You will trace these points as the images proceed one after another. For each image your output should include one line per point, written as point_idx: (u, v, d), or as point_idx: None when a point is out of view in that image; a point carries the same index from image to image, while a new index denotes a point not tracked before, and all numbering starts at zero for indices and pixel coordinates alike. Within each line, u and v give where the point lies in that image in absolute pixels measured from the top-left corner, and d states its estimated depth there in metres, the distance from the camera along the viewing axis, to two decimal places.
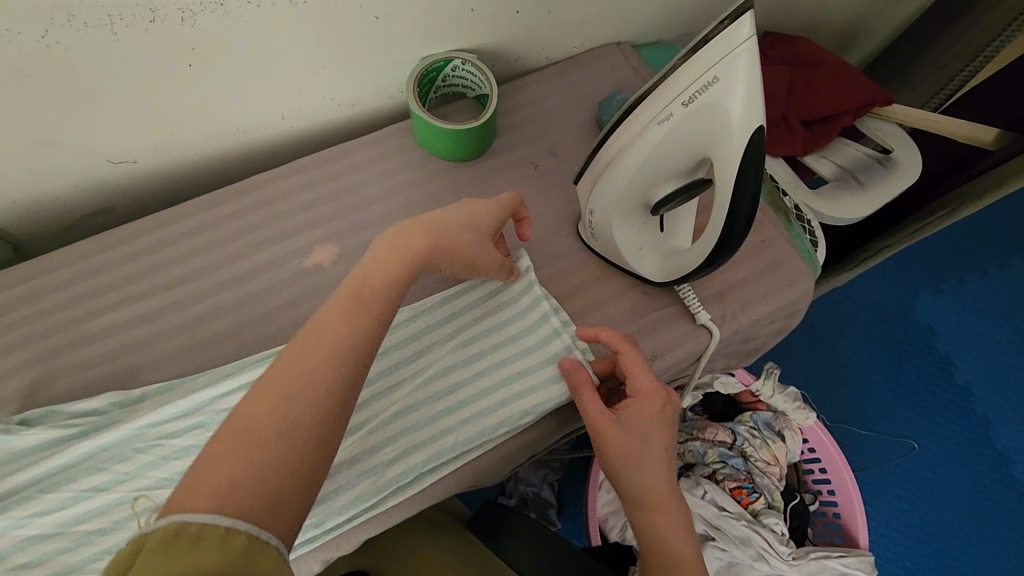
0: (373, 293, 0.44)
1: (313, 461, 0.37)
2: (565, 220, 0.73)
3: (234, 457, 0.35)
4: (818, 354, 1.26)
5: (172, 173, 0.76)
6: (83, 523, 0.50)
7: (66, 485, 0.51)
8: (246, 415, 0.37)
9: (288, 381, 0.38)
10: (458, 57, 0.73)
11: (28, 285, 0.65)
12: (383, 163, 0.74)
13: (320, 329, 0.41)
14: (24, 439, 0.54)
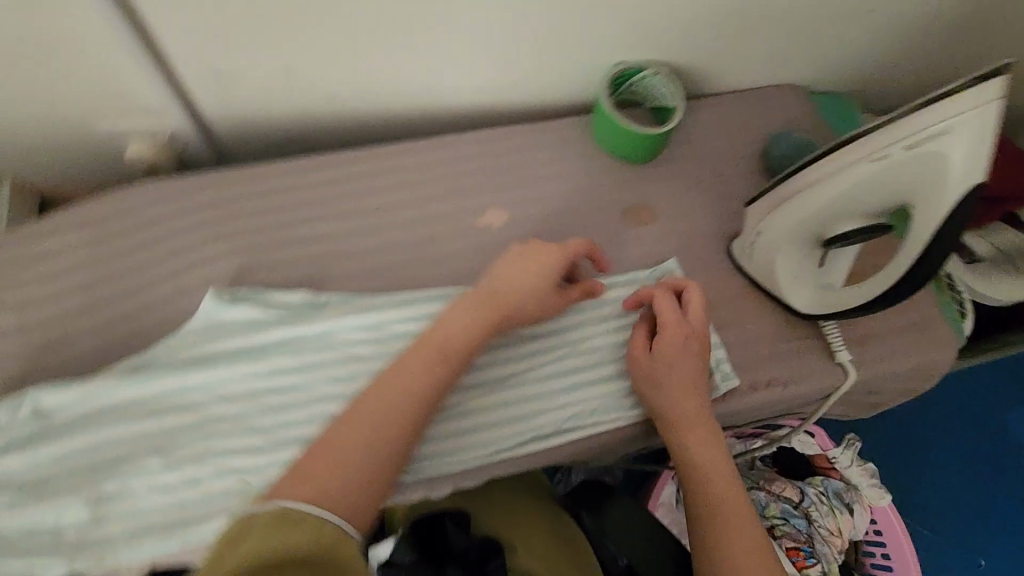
0: (427, 372, 0.56)
1: (392, 454, 0.51)
2: (719, 236, 0.76)
3: (327, 486, 0.47)
4: (901, 438, 1.22)
5: (369, 117, 0.84)
6: (278, 393, 0.61)
7: (267, 358, 0.61)
8: (332, 433, 0.51)
9: (364, 413, 0.52)
10: (651, 69, 0.78)
11: (237, 182, 0.72)
12: (560, 146, 0.79)
13: (384, 399, 0.53)
14: (234, 312, 0.63)
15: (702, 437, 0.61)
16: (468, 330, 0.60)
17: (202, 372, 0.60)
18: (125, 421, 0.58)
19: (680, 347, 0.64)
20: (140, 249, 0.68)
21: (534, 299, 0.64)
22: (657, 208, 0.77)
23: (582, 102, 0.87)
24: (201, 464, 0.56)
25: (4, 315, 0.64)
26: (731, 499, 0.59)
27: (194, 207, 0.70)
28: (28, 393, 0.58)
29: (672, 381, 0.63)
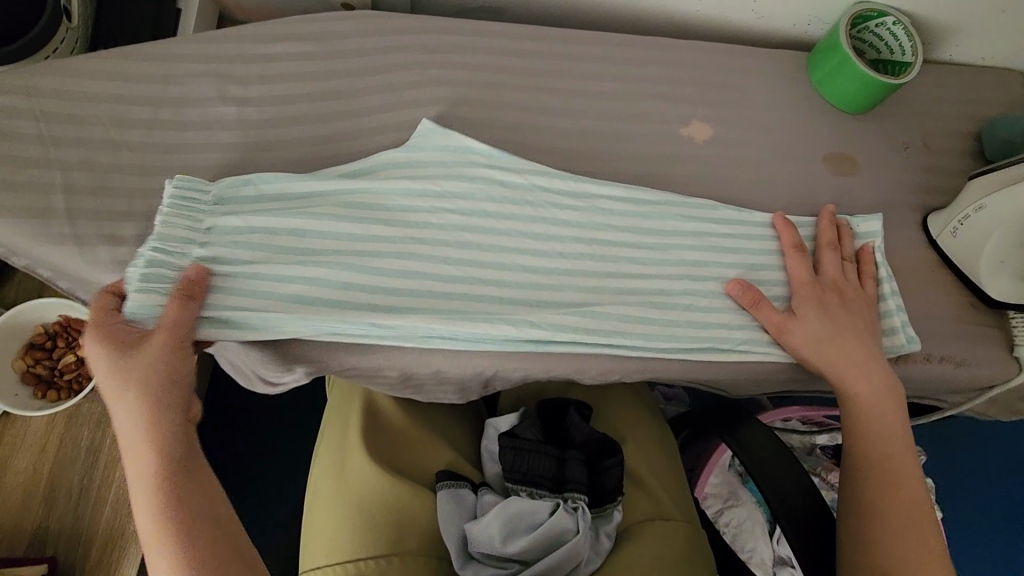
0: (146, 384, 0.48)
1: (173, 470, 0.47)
2: (916, 206, 0.74)
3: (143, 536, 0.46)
4: (968, 464, 1.21)
5: (578, 2, 0.81)
6: (480, 234, 0.63)
7: (477, 199, 0.63)
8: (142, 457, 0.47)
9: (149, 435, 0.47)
10: (894, 15, 0.73)
11: (454, 33, 0.71)
12: (774, 77, 0.76)
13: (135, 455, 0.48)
14: (455, 146, 0.65)
15: (873, 394, 0.62)
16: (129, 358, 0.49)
17: (401, 197, 0.62)
18: (327, 220, 0.60)
19: (828, 310, 0.64)
20: (356, 77, 0.68)
21: (114, 363, 0.49)
22: (858, 162, 0.75)
23: (797, 38, 0.83)
24: (391, 279, 0.60)
25: (225, 105, 0.64)
26: (895, 444, 0.61)
27: (410, 47, 0.69)
28: (255, 176, 0.61)
29: (831, 329, 0.63)
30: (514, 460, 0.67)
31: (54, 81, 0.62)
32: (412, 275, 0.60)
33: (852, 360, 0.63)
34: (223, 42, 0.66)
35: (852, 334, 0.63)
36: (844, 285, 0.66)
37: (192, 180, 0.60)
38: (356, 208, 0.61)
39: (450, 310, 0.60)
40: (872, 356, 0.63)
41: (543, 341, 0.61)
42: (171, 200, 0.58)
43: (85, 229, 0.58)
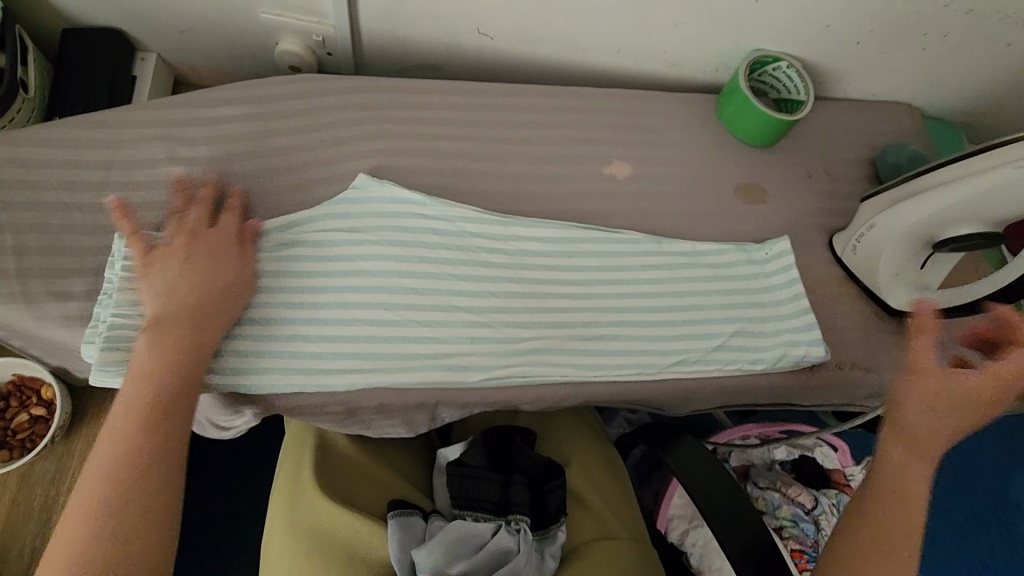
0: (151, 373, 0.52)
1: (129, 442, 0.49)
2: (821, 229, 0.81)
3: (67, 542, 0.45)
4: None
5: (508, 56, 0.88)
6: (415, 278, 0.67)
7: (412, 248, 0.68)
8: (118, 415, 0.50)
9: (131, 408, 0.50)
10: (786, 60, 0.82)
11: (391, 91, 0.77)
12: (687, 119, 0.84)
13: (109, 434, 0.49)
14: (390, 199, 0.70)
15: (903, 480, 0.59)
16: (182, 350, 0.54)
17: (338, 250, 0.67)
18: (267, 274, 0.65)
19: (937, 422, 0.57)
20: (296, 133, 0.73)
21: (206, 270, 0.59)
22: (767, 191, 0.82)
23: (708, 83, 0.91)
24: (327, 325, 0.64)
25: (174, 165, 0.69)
26: (912, 511, 0.58)
27: (348, 104, 0.75)
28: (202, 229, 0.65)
29: (922, 420, 0.58)
30: (461, 487, 0.70)
31: (8, 150, 0.65)
32: (350, 325, 0.65)
33: (911, 440, 0.59)
34: (174, 108, 0.71)
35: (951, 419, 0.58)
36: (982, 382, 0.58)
37: (142, 233, 0.63)
38: (297, 262, 0.66)
39: (385, 355, 0.64)
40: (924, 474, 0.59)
41: (475, 380, 0.65)
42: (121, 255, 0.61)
43: (38, 288, 0.61)
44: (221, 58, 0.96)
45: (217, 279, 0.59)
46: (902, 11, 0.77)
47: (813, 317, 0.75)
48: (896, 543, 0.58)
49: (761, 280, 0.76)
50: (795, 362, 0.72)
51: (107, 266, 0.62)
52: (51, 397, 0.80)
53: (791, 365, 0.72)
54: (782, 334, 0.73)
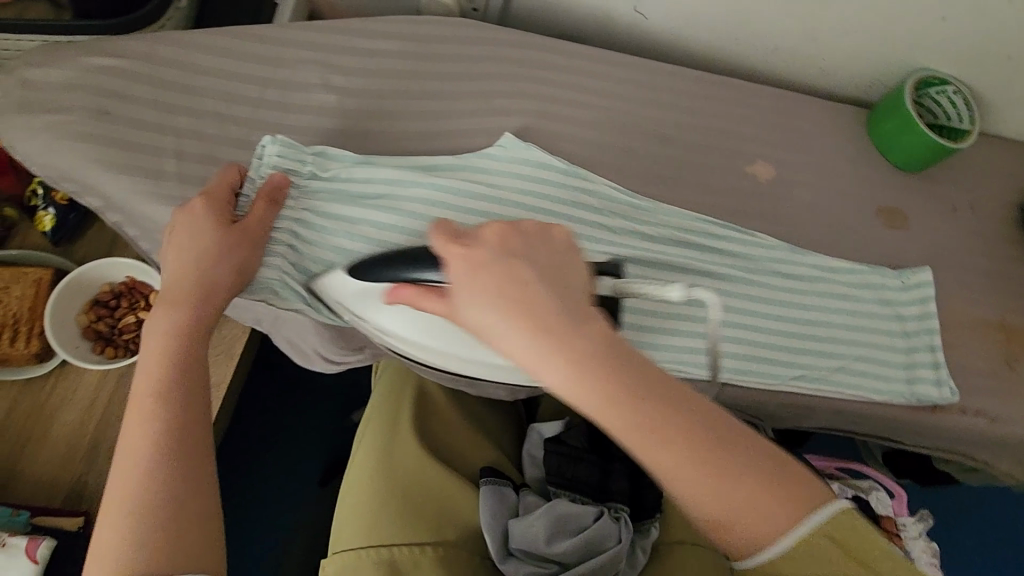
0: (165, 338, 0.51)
1: (156, 404, 0.48)
2: (963, 266, 0.77)
3: (121, 482, 0.45)
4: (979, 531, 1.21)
5: (657, 36, 0.85)
6: None
7: (550, 213, 0.66)
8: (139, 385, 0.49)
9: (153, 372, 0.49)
10: (954, 84, 0.77)
11: (544, 53, 0.75)
12: (836, 130, 0.80)
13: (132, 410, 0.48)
14: (530, 162, 0.68)
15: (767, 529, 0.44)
16: (185, 325, 0.51)
17: (476, 199, 0.64)
18: (404, 214, 0.63)
19: (662, 451, 0.43)
20: (446, 81, 0.71)
21: (207, 227, 0.55)
22: (910, 217, 0.78)
23: (859, 96, 0.87)
24: None
25: (326, 93, 0.68)
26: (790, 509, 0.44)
27: (500, 61, 0.73)
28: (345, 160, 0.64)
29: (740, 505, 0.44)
30: (558, 465, 0.70)
31: (173, 52, 0.65)
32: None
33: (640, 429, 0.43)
34: (333, 36, 0.70)
35: (684, 441, 0.43)
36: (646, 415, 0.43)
37: (291, 148, 0.62)
38: (435, 206, 0.63)
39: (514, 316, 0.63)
40: (766, 490, 0.44)
41: None
42: (275, 166, 0.61)
43: (193, 194, 0.61)
44: None
45: (221, 253, 0.54)
46: None
47: (944, 356, 0.71)
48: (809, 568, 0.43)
49: (893, 307, 0.72)
50: (916, 399, 0.69)
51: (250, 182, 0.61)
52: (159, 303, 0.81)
53: (913, 400, 0.69)
54: (908, 367, 0.70)
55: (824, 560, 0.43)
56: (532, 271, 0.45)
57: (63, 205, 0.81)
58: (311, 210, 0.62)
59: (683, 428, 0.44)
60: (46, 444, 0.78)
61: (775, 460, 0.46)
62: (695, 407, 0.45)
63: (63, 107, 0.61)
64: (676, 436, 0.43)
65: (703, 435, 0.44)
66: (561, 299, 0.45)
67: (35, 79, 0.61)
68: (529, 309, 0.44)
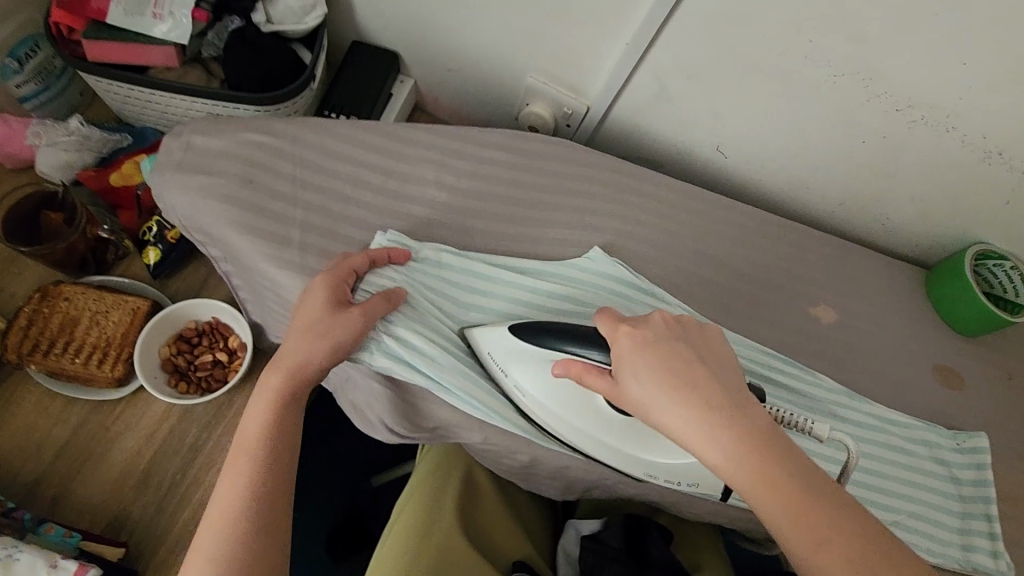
0: (278, 388, 0.55)
1: (257, 444, 0.52)
2: (1019, 437, 0.78)
3: (218, 508, 0.49)
4: None
5: (733, 175, 0.93)
6: None
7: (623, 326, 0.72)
8: (246, 426, 0.53)
9: (260, 412, 0.54)
10: (1013, 261, 0.82)
11: (635, 179, 0.82)
12: (898, 285, 0.85)
13: (239, 448, 0.52)
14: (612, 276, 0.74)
15: (789, 528, 0.47)
16: (289, 382, 0.55)
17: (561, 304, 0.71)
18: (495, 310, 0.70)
19: (676, 409, 0.50)
20: (545, 193, 0.79)
21: (324, 296, 0.59)
22: (966, 380, 0.80)
23: (919, 255, 0.92)
24: None
25: (439, 188, 0.76)
26: (825, 497, 0.47)
27: (594, 180, 0.81)
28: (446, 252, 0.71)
29: (778, 507, 0.47)
30: (593, 564, 0.70)
31: (315, 135, 0.74)
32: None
33: (706, 442, 0.49)
34: (451, 138, 0.79)
35: (713, 435, 0.49)
36: (711, 412, 0.50)
37: (401, 241, 0.70)
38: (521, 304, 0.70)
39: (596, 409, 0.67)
40: (810, 494, 0.47)
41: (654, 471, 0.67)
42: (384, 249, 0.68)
43: (312, 262, 0.67)
44: (467, 100, 1.06)
45: (325, 321, 0.57)
46: None
47: (999, 526, 0.71)
48: (856, 560, 0.45)
49: (948, 467, 0.73)
50: (972, 569, 0.68)
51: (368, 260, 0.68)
52: (238, 347, 0.86)
53: (968, 569, 0.68)
54: (962, 533, 0.70)
55: (844, 565, 0.45)
56: (649, 334, 0.55)
57: (171, 243, 0.88)
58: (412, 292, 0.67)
59: (711, 417, 0.50)
60: (101, 467, 0.80)
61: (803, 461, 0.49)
62: (718, 401, 0.51)
63: (215, 170, 0.69)
64: (740, 453, 0.48)
65: (835, 514, 0.46)
66: (688, 348, 0.54)
67: (198, 145, 0.70)
68: (656, 348, 0.54)
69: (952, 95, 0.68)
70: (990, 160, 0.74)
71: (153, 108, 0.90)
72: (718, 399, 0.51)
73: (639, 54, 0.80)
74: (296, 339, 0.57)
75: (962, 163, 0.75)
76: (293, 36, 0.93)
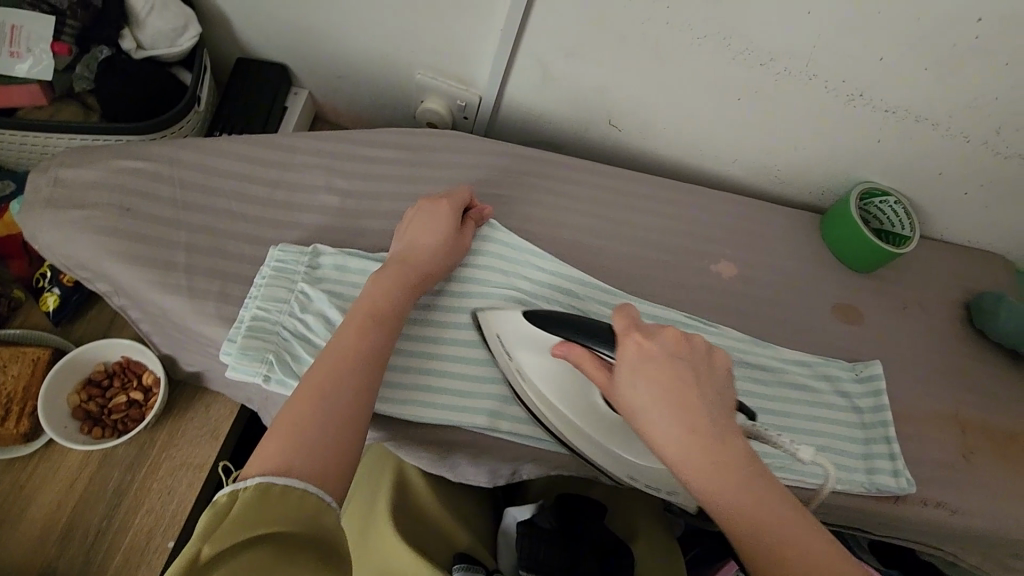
0: (376, 303, 0.59)
1: (357, 351, 0.54)
2: (915, 362, 0.82)
3: (305, 402, 0.49)
4: None
5: (630, 145, 0.95)
6: None
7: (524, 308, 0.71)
8: (350, 332, 0.56)
9: (359, 325, 0.56)
10: (896, 196, 0.86)
11: (529, 162, 0.83)
12: (794, 232, 0.88)
13: (339, 348, 0.54)
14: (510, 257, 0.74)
15: (735, 503, 0.48)
16: (392, 297, 0.60)
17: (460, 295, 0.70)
18: None
19: (644, 371, 0.53)
20: (439, 186, 0.79)
21: (428, 241, 0.66)
22: (864, 314, 0.84)
23: (814, 201, 0.96)
24: (440, 365, 0.67)
25: (331, 196, 0.75)
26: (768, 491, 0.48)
27: (487, 167, 0.81)
28: (335, 253, 0.69)
29: (732, 491, 0.48)
30: (527, 547, 0.70)
31: (194, 156, 0.72)
32: (466, 355, 0.68)
33: (686, 416, 0.51)
34: (338, 144, 0.78)
35: (692, 411, 0.51)
36: (688, 390, 0.52)
37: (286, 251, 0.68)
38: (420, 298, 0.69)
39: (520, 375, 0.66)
40: (757, 490, 0.48)
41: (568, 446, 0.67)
42: (272, 266, 0.66)
43: (199, 284, 0.66)
44: (365, 104, 1.05)
45: (425, 261, 0.65)
46: (1016, 177, 0.82)
47: (900, 447, 0.75)
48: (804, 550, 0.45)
49: (849, 398, 0.77)
50: (878, 490, 0.72)
51: (255, 276, 0.66)
52: (152, 383, 0.83)
53: (874, 490, 0.72)
54: (866, 458, 0.74)
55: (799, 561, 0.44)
56: (632, 319, 0.57)
57: (69, 286, 0.85)
58: (301, 300, 0.65)
59: (698, 403, 0.52)
60: (19, 526, 0.77)
61: (772, 483, 0.49)
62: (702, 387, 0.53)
63: (88, 203, 0.67)
64: (699, 439, 0.50)
65: (769, 499, 0.48)
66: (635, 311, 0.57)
67: (67, 179, 0.68)
68: (632, 327, 0.56)
69: (808, 44, 0.71)
70: (855, 102, 0.77)
71: (28, 149, 0.85)
72: (702, 387, 0.53)
73: (516, 40, 0.81)
74: (401, 272, 0.63)
75: (832, 108, 0.78)
76: (171, 60, 0.91)
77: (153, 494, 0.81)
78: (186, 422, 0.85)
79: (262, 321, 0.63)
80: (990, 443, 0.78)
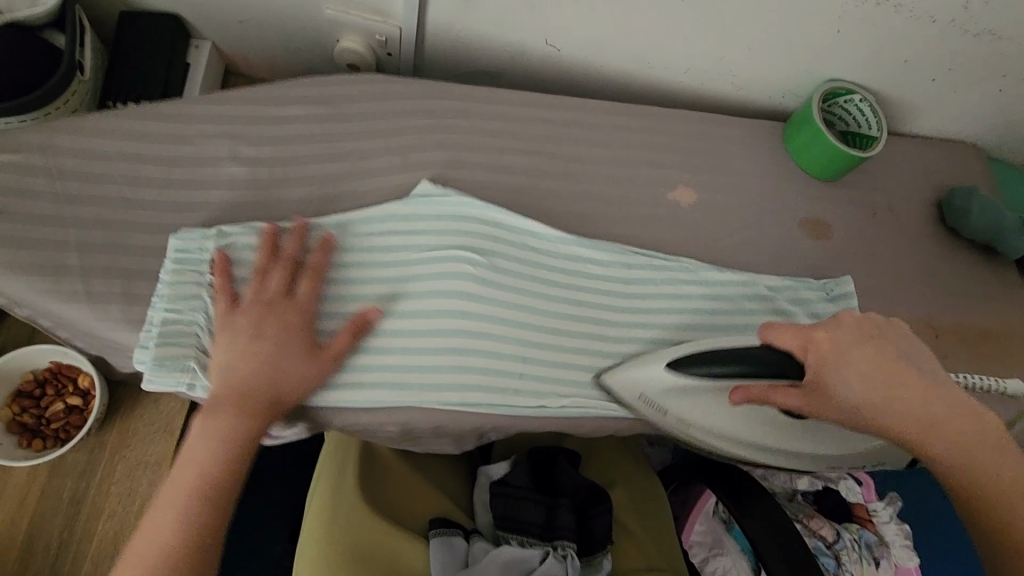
0: (225, 427, 0.54)
1: (202, 490, 0.52)
2: (886, 269, 0.79)
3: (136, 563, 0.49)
4: None
5: (572, 68, 0.86)
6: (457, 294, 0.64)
7: (457, 261, 0.65)
8: (194, 461, 0.53)
9: (211, 450, 0.53)
10: (861, 93, 0.79)
11: (459, 101, 0.75)
12: (754, 145, 0.82)
13: (195, 461, 0.53)
14: (437, 210, 0.68)
15: (983, 466, 0.49)
16: (242, 420, 0.54)
17: (387, 258, 0.65)
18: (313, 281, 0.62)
19: (873, 376, 0.54)
20: (360, 137, 0.71)
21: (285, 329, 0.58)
22: (832, 225, 0.80)
23: (774, 108, 0.89)
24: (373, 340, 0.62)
25: (237, 164, 0.67)
26: (1000, 451, 0.49)
27: (412, 110, 0.73)
28: (245, 232, 0.63)
29: (968, 459, 0.49)
30: (503, 510, 0.68)
31: (72, 138, 0.64)
32: (404, 324, 0.63)
33: (896, 402, 0.53)
34: (237, 102, 0.69)
35: (914, 397, 0.52)
36: (852, 350, 0.56)
37: (192, 236, 0.61)
38: (344, 268, 0.64)
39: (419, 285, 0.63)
40: (999, 460, 0.49)
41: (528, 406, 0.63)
42: (175, 258, 0.60)
43: (101, 285, 0.59)
44: (277, 51, 0.94)
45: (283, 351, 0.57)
46: (985, 56, 0.75)
47: None
48: None
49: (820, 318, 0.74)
50: None
51: (160, 270, 0.60)
52: (88, 387, 0.78)
53: None
54: None
55: None
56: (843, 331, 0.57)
57: None
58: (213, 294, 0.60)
59: (927, 392, 0.52)
60: None
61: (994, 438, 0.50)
62: (898, 367, 0.54)
63: None
64: (921, 430, 0.51)
65: (969, 429, 0.50)
66: (886, 340, 0.56)
67: None
68: (857, 343, 0.56)
69: None
70: None
71: None
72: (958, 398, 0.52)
73: None
74: (252, 370, 0.56)
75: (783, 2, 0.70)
76: (39, 22, 0.78)
77: (113, 499, 0.77)
78: (134, 422, 0.80)
79: (173, 322, 0.58)
80: (966, 344, 0.77)
